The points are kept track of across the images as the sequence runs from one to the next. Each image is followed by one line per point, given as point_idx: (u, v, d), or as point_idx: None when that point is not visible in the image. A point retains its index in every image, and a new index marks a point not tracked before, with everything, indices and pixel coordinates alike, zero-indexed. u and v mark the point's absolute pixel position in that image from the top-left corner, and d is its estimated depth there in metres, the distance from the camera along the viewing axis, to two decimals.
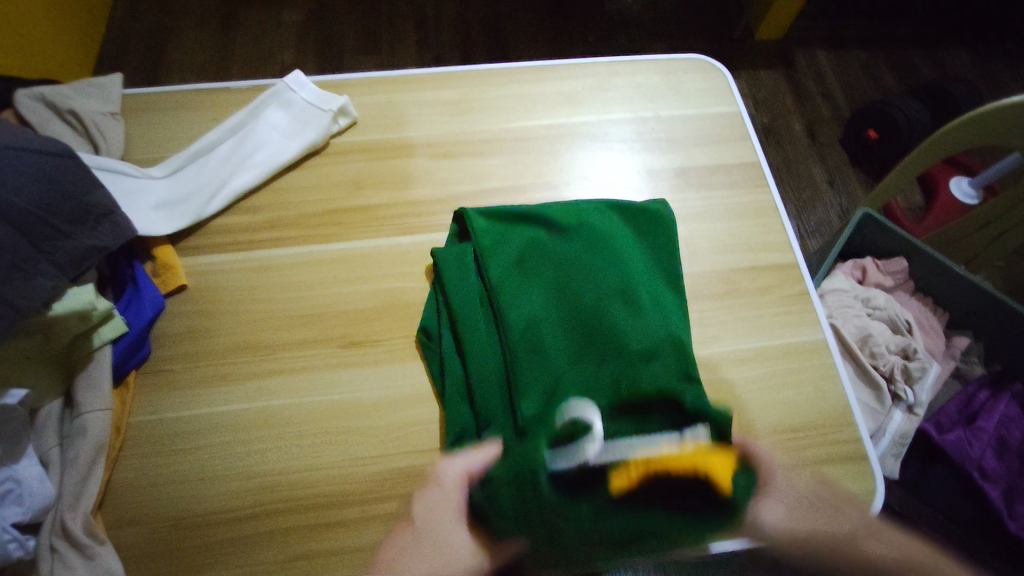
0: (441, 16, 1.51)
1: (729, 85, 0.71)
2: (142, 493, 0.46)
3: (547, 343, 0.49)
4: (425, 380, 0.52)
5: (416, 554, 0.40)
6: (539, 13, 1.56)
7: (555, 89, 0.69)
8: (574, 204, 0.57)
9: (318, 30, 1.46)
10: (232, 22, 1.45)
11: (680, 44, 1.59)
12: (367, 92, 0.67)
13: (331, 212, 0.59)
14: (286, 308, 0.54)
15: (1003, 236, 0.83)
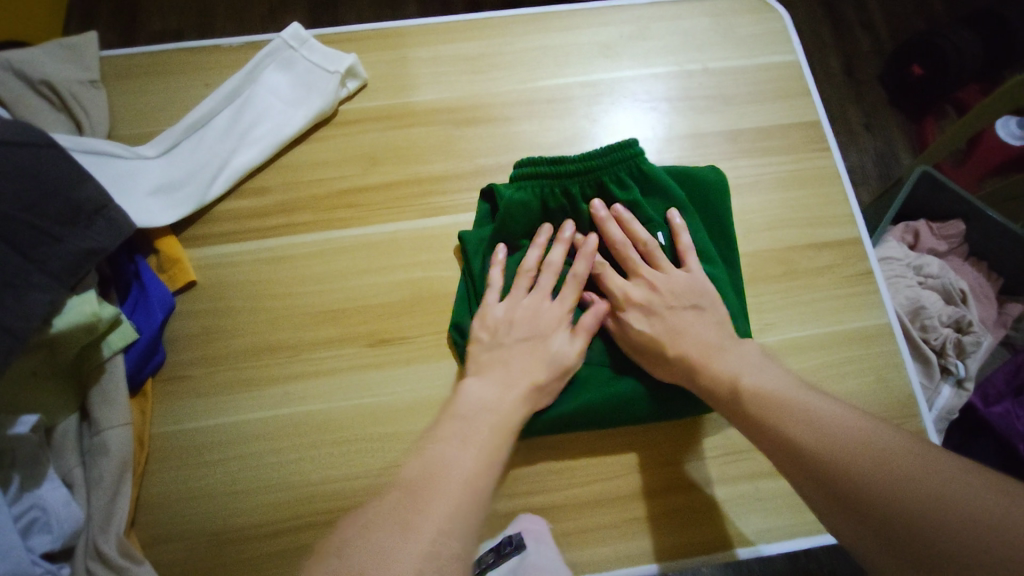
0: None
1: (786, 28, 0.62)
2: (177, 507, 0.44)
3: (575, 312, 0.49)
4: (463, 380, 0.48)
5: (554, 346, 0.45)
6: None
7: (586, 39, 0.60)
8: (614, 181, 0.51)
9: None
10: None
11: None
12: (375, 48, 0.58)
13: (345, 193, 0.53)
14: (305, 304, 0.50)
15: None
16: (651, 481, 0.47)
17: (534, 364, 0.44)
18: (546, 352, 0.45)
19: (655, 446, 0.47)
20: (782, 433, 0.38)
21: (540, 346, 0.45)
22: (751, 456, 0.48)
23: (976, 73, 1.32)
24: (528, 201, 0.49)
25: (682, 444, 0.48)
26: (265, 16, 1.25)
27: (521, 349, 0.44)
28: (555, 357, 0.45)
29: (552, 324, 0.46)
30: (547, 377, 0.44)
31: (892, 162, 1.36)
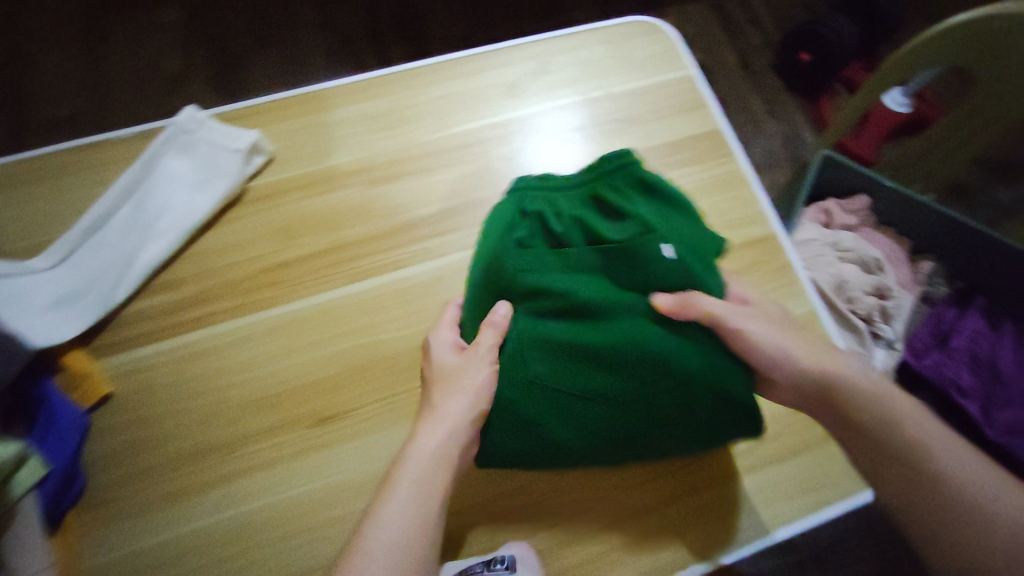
0: None
1: (676, 44, 0.65)
2: None
3: (571, 350, 0.42)
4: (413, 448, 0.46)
5: (444, 372, 0.45)
6: None
7: (490, 81, 0.62)
8: (601, 193, 0.44)
9: (204, 27, 1.29)
10: (102, 33, 1.25)
11: None
12: (278, 118, 0.58)
13: (269, 271, 0.52)
14: (236, 394, 0.47)
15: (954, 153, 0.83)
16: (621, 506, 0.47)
17: (447, 381, 0.44)
18: (448, 369, 0.45)
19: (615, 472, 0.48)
20: (870, 404, 0.40)
21: (442, 368, 0.45)
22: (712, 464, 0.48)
23: (858, 53, 1.44)
24: (518, 219, 0.45)
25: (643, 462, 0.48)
26: (168, 86, 1.22)
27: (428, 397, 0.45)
28: (451, 377, 0.44)
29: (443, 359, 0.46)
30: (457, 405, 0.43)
31: (800, 144, 1.47)
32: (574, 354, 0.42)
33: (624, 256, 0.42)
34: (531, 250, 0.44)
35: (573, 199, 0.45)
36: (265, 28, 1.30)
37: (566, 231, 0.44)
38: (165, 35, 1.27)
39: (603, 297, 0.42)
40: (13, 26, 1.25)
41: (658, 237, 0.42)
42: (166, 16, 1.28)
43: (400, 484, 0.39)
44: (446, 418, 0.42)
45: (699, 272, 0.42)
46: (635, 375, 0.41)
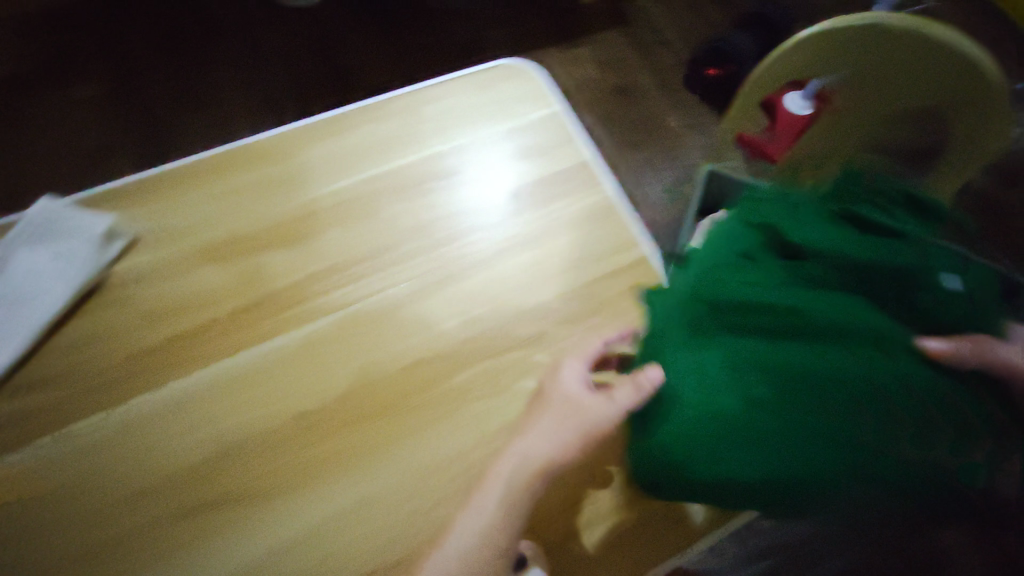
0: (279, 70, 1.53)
1: (543, 81, 0.67)
2: None
3: (794, 365, 0.43)
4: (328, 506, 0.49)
5: (570, 397, 0.48)
6: (375, 44, 1.62)
7: (359, 140, 0.63)
8: (834, 226, 0.49)
9: (151, 112, 1.42)
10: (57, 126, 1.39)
11: (520, 40, 1.70)
12: (140, 201, 0.57)
13: (140, 357, 0.52)
14: (109, 488, 0.48)
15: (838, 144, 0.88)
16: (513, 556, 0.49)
17: (570, 414, 0.48)
18: (582, 401, 0.48)
19: None
20: None
21: (570, 400, 0.48)
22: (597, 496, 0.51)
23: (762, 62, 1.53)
24: (756, 229, 0.51)
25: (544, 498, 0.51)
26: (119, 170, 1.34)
27: (540, 416, 0.48)
28: (579, 404, 0.48)
29: (581, 385, 0.49)
30: (574, 437, 0.46)
31: None
32: (786, 384, 0.42)
33: (839, 282, 0.46)
34: (755, 265, 0.49)
35: (804, 222, 0.49)
36: (202, 105, 1.44)
37: (784, 253, 0.48)
38: (99, 116, 1.40)
39: (822, 311, 0.44)
40: None
41: (906, 261, 0.45)
42: (87, 92, 1.43)
43: (472, 514, 0.45)
44: (554, 438, 0.47)
45: (957, 305, 0.45)
46: (833, 420, 0.41)
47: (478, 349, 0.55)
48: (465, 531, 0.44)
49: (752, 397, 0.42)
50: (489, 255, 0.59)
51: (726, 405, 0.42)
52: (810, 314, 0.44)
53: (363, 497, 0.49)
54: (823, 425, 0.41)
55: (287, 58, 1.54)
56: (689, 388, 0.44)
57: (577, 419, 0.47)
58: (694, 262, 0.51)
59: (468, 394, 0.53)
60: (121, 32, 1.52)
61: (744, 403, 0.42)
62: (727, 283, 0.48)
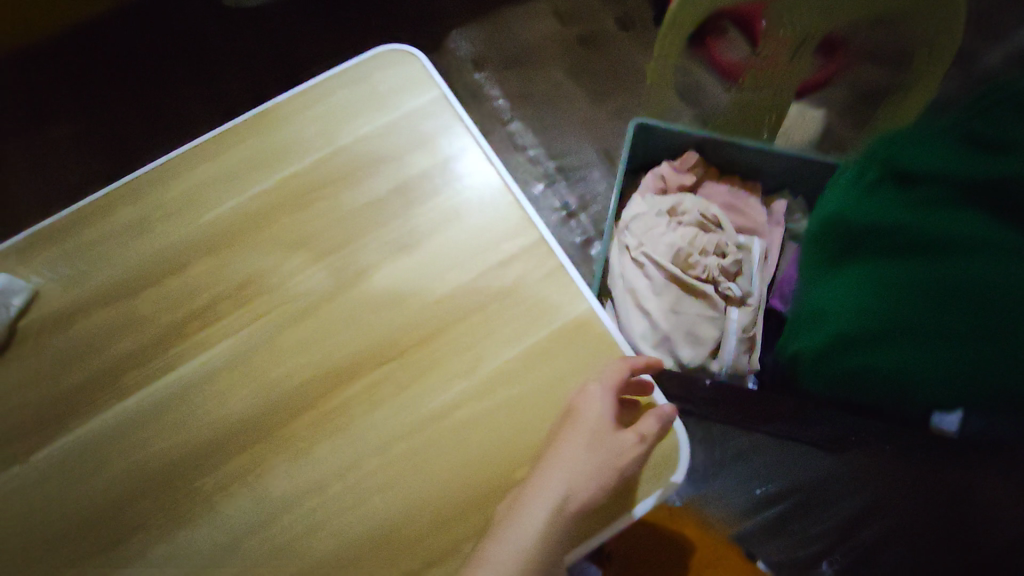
0: (240, 78, 1.54)
1: (424, 65, 0.65)
2: None
3: (902, 284, 0.60)
4: (237, 520, 0.51)
5: (604, 428, 0.51)
6: (327, 34, 1.58)
7: (248, 156, 0.64)
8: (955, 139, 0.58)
9: (126, 143, 1.48)
10: (40, 165, 1.45)
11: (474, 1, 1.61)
12: (48, 253, 0.60)
13: (53, 402, 0.54)
14: (31, 530, 0.51)
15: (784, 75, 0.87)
16: (429, 551, 0.50)
17: (604, 446, 0.50)
18: (614, 436, 0.51)
19: (424, 509, 0.51)
20: None
21: (603, 433, 0.51)
22: (508, 485, 0.51)
23: None
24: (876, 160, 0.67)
25: (455, 492, 0.51)
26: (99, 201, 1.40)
27: (569, 442, 0.51)
28: (612, 438, 0.51)
29: (612, 418, 0.52)
30: (609, 472, 0.50)
31: (698, 93, 1.47)
32: (888, 295, 0.61)
33: (959, 198, 0.56)
34: (888, 180, 0.64)
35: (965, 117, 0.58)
36: (171, 129, 1.49)
37: (910, 166, 0.61)
38: (77, 153, 1.46)
39: (938, 231, 0.57)
40: None
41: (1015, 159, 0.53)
42: (62, 132, 1.48)
43: (507, 543, 0.47)
44: (587, 472, 0.49)
45: None
46: (947, 315, 0.56)
47: (381, 352, 0.56)
48: (506, 560, 0.46)
49: (946, 246, 0.57)
50: (384, 256, 0.60)
51: (868, 299, 0.63)
52: (920, 225, 0.59)
53: (278, 508, 0.51)
54: (940, 316, 0.56)
55: (244, 65, 1.55)
56: (856, 278, 0.65)
57: (608, 457, 0.50)
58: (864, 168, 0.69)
59: (372, 399, 0.55)
60: (80, 63, 1.54)
61: (883, 277, 0.62)
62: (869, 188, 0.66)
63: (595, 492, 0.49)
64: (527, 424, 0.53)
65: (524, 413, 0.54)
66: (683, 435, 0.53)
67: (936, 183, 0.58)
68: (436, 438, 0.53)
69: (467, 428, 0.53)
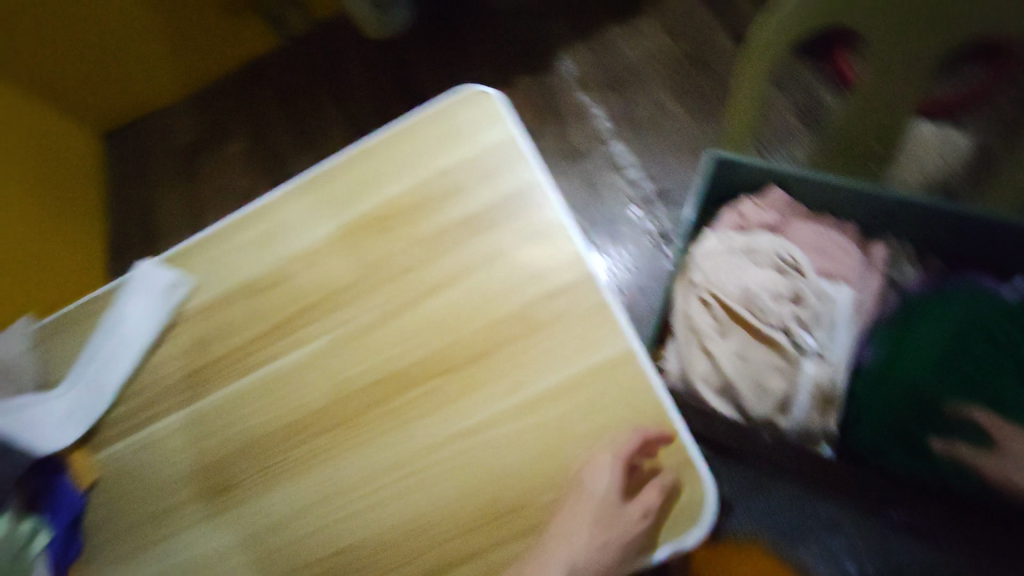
0: (370, 99, 1.76)
1: (498, 106, 0.70)
2: None
3: (902, 414, 0.72)
4: (307, 492, 0.61)
5: (610, 501, 0.51)
6: (443, 59, 1.73)
7: (340, 183, 0.72)
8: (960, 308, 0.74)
9: (283, 155, 1.77)
10: (221, 173, 1.80)
11: (582, 18, 1.64)
12: (193, 254, 0.74)
13: (189, 376, 0.68)
14: (167, 475, 0.65)
15: (899, 87, 0.77)
16: (460, 544, 0.55)
17: (607, 519, 0.51)
18: (619, 511, 0.51)
19: (455, 515, 0.56)
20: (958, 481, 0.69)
21: (608, 505, 0.51)
22: (531, 504, 0.54)
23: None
24: (939, 297, 0.77)
25: (487, 500, 0.56)
26: None
27: (572, 510, 0.52)
28: (616, 510, 0.51)
29: (617, 494, 0.52)
30: (613, 544, 0.51)
31: (818, 112, 1.33)
32: (899, 419, 0.72)
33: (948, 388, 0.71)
34: (929, 317, 0.75)
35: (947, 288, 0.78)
36: (316, 145, 1.76)
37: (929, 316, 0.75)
38: (247, 164, 1.79)
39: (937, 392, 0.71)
40: (169, 181, 1.83)
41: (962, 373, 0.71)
42: (238, 146, 1.82)
43: None
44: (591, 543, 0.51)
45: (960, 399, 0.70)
46: (892, 417, 0.73)
47: (432, 366, 0.61)
48: None
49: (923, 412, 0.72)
50: (446, 280, 0.64)
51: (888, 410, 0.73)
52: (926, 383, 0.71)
53: (339, 487, 0.60)
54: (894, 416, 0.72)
55: (375, 89, 1.76)
56: (880, 390, 0.74)
57: (613, 528, 0.51)
58: (941, 307, 0.75)
59: (421, 408, 0.60)
60: (253, 90, 1.88)
61: (904, 399, 0.72)
62: (925, 334, 0.74)
63: (597, 562, 0.50)
64: (557, 454, 0.55)
65: (557, 441, 0.55)
66: (712, 496, 0.52)
67: (940, 335, 0.73)
68: (472, 450, 0.57)
69: (500, 446, 0.56)
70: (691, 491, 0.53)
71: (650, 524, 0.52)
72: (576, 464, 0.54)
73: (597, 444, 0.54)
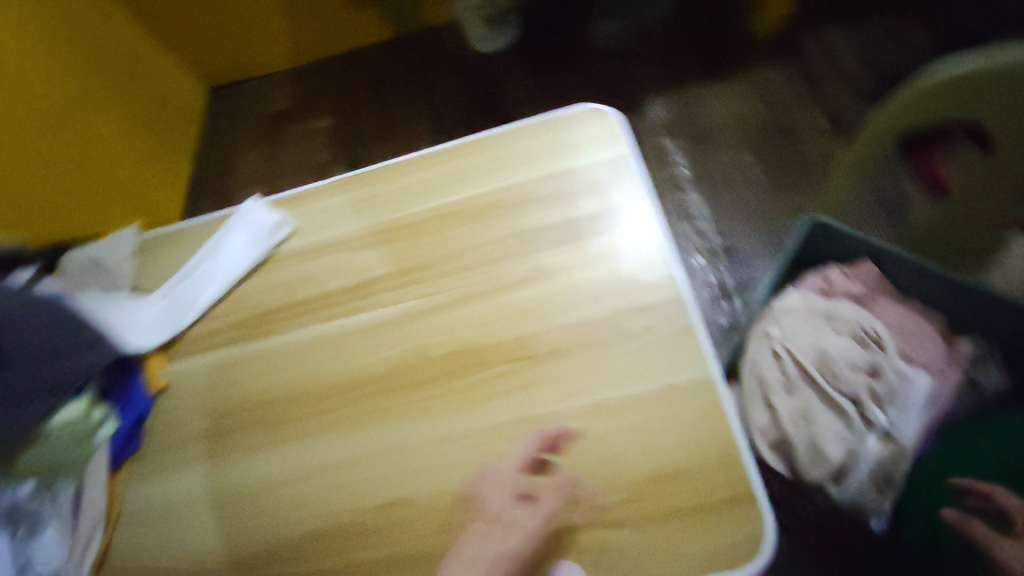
0: (461, 103, 1.84)
1: (616, 126, 0.72)
2: (142, 552, 0.63)
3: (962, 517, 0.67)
4: (362, 444, 0.62)
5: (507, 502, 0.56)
6: (537, 80, 1.79)
7: (447, 169, 0.75)
8: None
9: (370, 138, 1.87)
10: (310, 144, 1.91)
11: (680, 69, 1.68)
12: (300, 201, 0.79)
13: (273, 311, 0.72)
14: (233, 398, 0.68)
15: (995, 179, 0.81)
16: (501, 528, 0.55)
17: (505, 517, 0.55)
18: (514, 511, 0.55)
19: (503, 499, 0.56)
20: None
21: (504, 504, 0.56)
22: (582, 506, 0.55)
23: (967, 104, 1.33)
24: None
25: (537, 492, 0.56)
26: None
27: (468, 502, 0.57)
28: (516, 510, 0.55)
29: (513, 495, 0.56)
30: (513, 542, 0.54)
31: (900, 206, 1.33)
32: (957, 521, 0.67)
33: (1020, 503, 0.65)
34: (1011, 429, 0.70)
35: None
36: (403, 136, 1.84)
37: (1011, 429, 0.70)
38: (336, 140, 1.89)
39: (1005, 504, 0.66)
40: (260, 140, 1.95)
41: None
42: (330, 122, 1.92)
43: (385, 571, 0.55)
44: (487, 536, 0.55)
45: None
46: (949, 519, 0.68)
47: (507, 352, 0.63)
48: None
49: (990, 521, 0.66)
50: (533, 276, 0.66)
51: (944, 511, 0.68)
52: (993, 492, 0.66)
53: (393, 446, 0.61)
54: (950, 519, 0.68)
55: (468, 95, 1.84)
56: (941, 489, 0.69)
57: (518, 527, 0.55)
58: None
59: (489, 389, 0.61)
60: (356, 73, 1.99)
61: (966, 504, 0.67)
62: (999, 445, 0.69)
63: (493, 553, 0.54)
64: (618, 464, 0.55)
65: (620, 451, 0.56)
66: (772, 530, 0.51)
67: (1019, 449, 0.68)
68: (532, 440, 0.58)
69: (561, 443, 0.57)
70: (750, 524, 0.51)
71: (695, 562, 0.51)
72: (635, 477, 0.54)
73: (660, 463, 0.54)
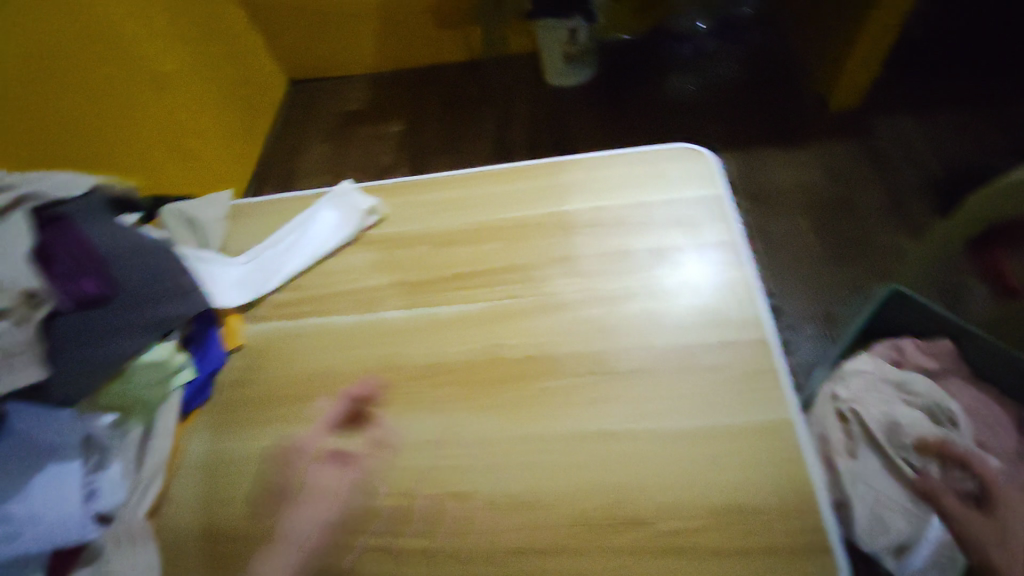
0: (527, 129, 1.90)
1: (713, 169, 0.74)
2: (191, 501, 0.63)
3: None
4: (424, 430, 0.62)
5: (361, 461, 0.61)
6: (604, 118, 1.85)
7: (542, 182, 0.78)
8: None
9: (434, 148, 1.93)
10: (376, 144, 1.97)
11: (747, 130, 1.73)
12: (393, 193, 0.83)
13: (354, 290, 0.74)
14: (303, 366, 0.69)
15: None
16: (556, 536, 0.54)
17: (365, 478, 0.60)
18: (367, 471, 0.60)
19: (562, 507, 0.55)
20: None
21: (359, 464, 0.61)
22: (645, 528, 0.53)
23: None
24: None
25: (598, 506, 0.55)
26: None
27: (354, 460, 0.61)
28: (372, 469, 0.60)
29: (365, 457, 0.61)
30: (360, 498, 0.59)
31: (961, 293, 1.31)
32: None
33: None
34: None
35: None
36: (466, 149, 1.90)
37: None
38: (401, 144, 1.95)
39: None
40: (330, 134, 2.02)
41: None
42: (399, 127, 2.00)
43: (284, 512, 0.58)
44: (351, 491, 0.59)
45: None
46: None
47: (581, 363, 0.63)
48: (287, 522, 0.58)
49: None
50: (615, 294, 0.67)
51: None
52: None
53: (455, 436, 0.61)
54: None
55: (535, 122, 1.91)
56: None
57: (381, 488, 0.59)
58: None
59: (559, 397, 0.61)
60: (431, 87, 2.08)
61: None
62: None
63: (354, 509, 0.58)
64: (686, 491, 0.54)
65: (690, 479, 0.55)
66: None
67: None
68: (599, 453, 0.58)
69: (629, 461, 0.57)
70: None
71: None
72: (704, 507, 0.53)
73: (730, 497, 0.53)
